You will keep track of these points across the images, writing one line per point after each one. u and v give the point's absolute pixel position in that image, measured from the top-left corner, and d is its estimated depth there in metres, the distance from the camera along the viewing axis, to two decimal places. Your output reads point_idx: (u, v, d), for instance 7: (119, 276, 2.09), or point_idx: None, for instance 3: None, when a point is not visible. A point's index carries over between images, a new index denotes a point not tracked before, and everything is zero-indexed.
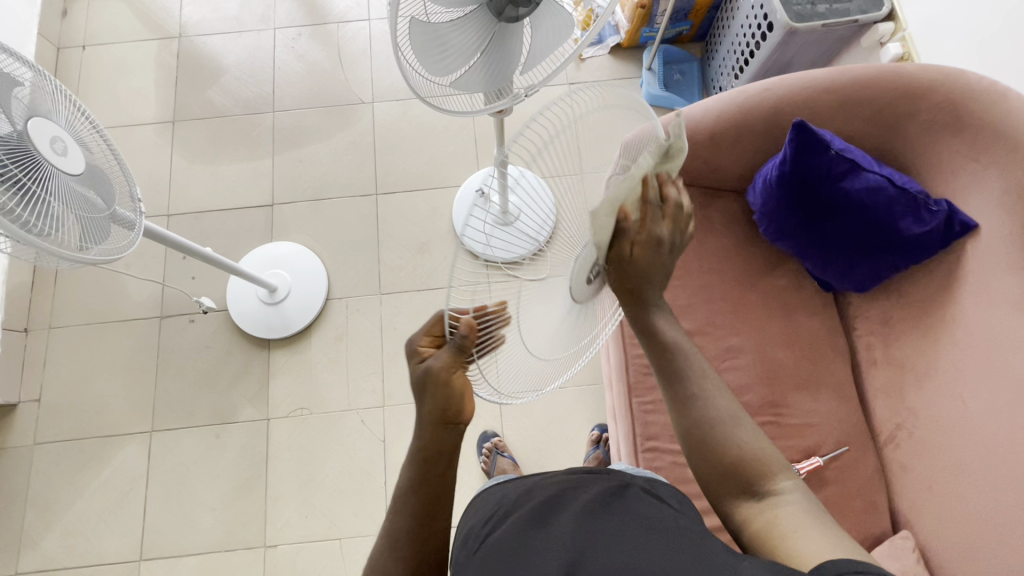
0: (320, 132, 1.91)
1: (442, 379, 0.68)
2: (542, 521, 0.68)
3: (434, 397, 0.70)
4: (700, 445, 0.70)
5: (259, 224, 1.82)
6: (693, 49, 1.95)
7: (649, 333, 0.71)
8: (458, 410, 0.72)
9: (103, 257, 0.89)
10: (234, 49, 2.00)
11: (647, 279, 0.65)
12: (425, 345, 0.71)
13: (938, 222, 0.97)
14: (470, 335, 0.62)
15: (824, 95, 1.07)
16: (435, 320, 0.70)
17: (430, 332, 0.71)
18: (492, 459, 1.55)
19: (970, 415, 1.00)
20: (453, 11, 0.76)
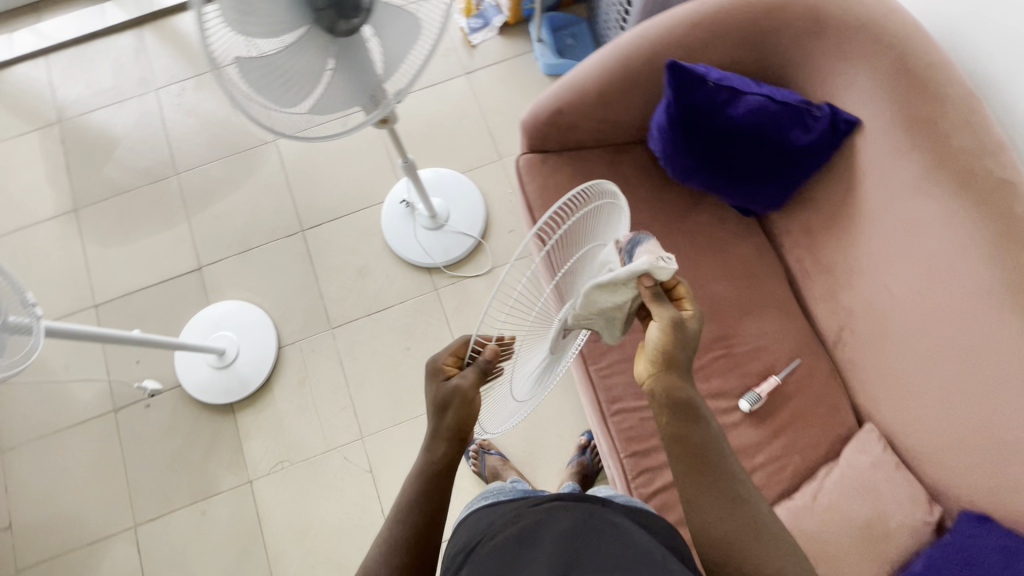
0: (230, 182, 1.85)
1: (467, 394, 0.88)
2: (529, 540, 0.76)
3: (457, 408, 0.88)
4: (723, 510, 0.77)
5: (192, 290, 1.76)
6: (579, 10, 1.94)
7: (689, 422, 0.79)
8: (468, 426, 0.91)
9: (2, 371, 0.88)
10: (120, 119, 1.92)
11: (682, 355, 0.79)
12: (450, 362, 0.91)
13: (823, 127, 0.99)
14: (494, 357, 0.88)
15: (691, 28, 1.07)
16: (461, 344, 0.92)
17: (454, 353, 0.92)
18: (481, 459, 1.55)
19: (897, 300, 1.02)
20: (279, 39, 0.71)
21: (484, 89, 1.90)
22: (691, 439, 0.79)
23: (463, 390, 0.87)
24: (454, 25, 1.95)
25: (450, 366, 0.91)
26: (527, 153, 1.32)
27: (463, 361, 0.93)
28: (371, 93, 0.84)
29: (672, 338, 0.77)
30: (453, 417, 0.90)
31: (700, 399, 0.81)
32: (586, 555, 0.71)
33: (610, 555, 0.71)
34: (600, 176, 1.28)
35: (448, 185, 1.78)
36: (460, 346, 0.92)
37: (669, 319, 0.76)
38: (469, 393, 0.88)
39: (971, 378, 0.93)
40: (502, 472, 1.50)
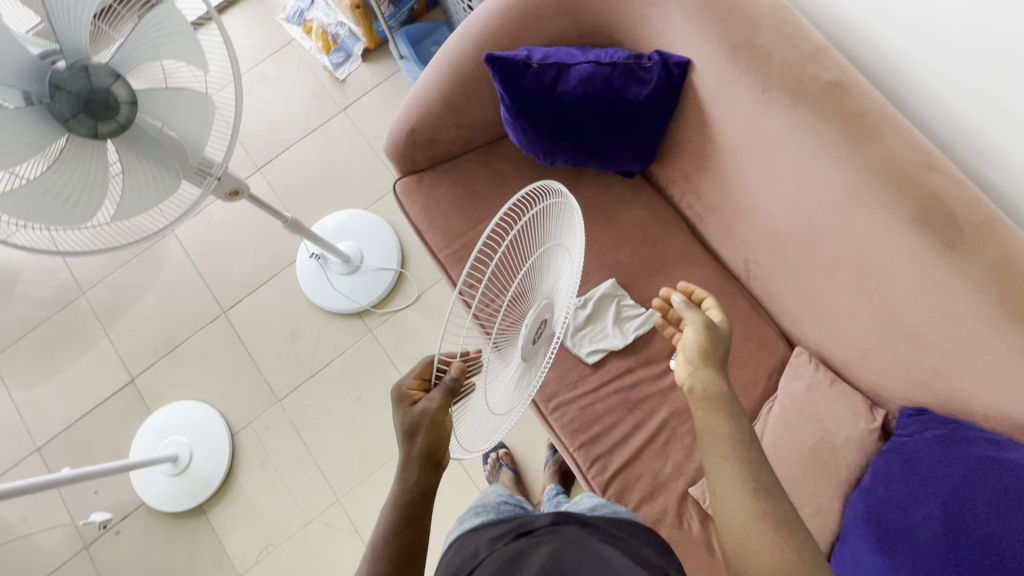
0: (139, 284, 1.80)
1: (436, 416, 0.84)
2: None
3: (426, 432, 0.84)
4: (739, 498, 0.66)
5: (130, 404, 1.71)
6: (436, 17, 1.90)
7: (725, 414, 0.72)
8: (441, 450, 0.85)
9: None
10: (12, 255, 1.86)
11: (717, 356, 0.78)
12: (415, 386, 0.90)
13: (657, 75, 0.96)
14: (461, 374, 0.85)
15: (506, 13, 1.05)
16: (425, 365, 0.91)
17: (420, 375, 0.91)
18: (497, 469, 1.48)
19: (780, 225, 0.99)
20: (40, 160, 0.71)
21: (365, 119, 1.87)
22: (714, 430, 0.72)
23: (430, 412, 0.83)
24: (317, 65, 1.92)
25: (415, 391, 0.89)
26: (402, 177, 1.28)
27: (430, 383, 0.91)
28: (196, 165, 0.81)
29: (706, 338, 0.78)
30: (424, 442, 0.84)
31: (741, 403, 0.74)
32: None
33: None
34: (477, 180, 1.25)
35: (353, 224, 1.74)
36: (425, 367, 0.91)
37: (703, 320, 0.78)
38: (437, 415, 0.84)
39: (867, 279, 0.90)
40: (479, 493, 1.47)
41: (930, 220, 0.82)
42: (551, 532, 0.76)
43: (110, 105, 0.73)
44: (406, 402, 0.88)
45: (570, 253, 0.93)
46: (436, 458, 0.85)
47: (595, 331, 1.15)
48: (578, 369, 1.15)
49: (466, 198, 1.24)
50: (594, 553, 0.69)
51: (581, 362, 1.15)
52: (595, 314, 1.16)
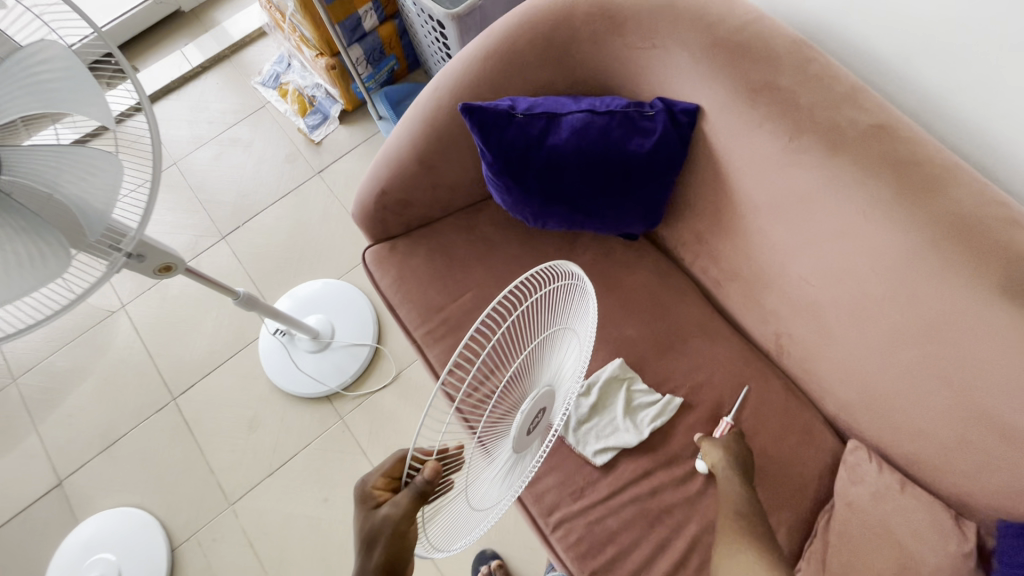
0: (80, 368, 1.58)
1: (399, 528, 0.67)
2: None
3: (386, 543, 0.68)
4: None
5: (56, 512, 1.45)
6: (418, 78, 1.82)
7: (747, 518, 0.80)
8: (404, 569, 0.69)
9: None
10: None
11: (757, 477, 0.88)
12: (382, 486, 0.74)
13: (662, 124, 0.83)
14: (436, 476, 0.66)
15: (486, 61, 0.93)
16: (394, 461, 0.75)
17: (388, 474, 0.75)
18: None
19: (821, 293, 0.83)
20: None
21: (341, 182, 1.74)
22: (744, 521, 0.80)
23: (390, 520, 0.66)
24: (292, 128, 1.81)
25: (380, 494, 0.74)
26: (372, 244, 1.12)
27: (399, 482, 0.76)
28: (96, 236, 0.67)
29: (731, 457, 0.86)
30: (384, 556, 0.69)
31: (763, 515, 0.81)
32: None
33: None
34: (458, 246, 1.09)
35: (323, 296, 1.56)
36: (394, 464, 0.75)
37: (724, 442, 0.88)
38: (399, 525, 0.67)
39: (942, 361, 0.73)
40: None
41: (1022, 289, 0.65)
42: None
43: None
44: (370, 506, 0.72)
45: (583, 339, 0.78)
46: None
47: (598, 425, 0.95)
48: (584, 473, 0.94)
49: (445, 267, 1.08)
50: None
51: (587, 464, 0.94)
52: (600, 404, 0.96)
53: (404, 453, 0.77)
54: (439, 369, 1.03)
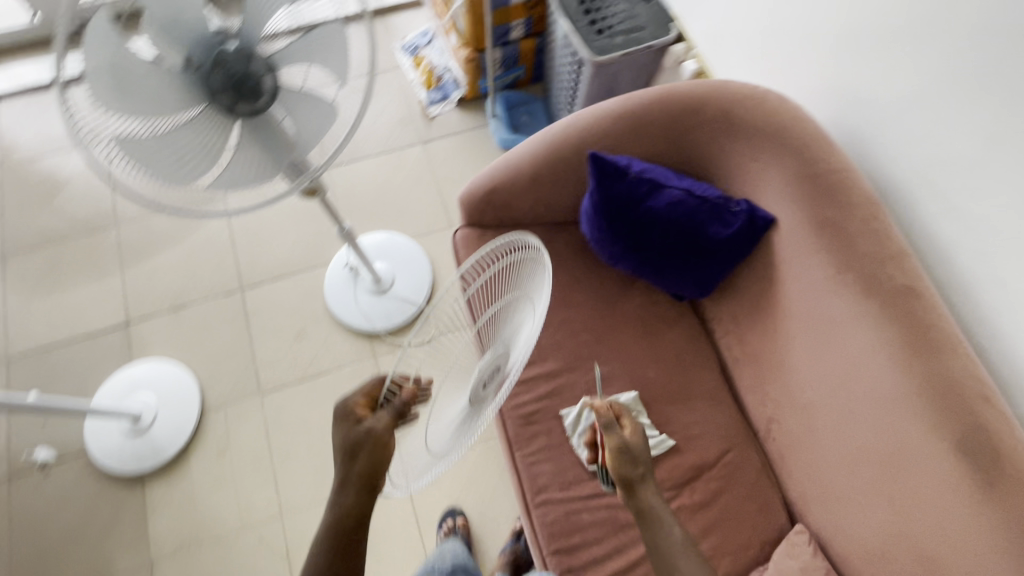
0: (172, 236, 1.80)
1: (381, 440, 0.82)
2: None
3: (368, 455, 0.83)
4: None
5: (115, 347, 1.66)
6: (535, 91, 2.02)
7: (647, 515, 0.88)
8: (380, 476, 0.85)
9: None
10: (67, 166, 1.87)
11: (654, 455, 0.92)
12: (362, 404, 0.86)
13: (741, 222, 1.01)
14: (411, 399, 0.82)
15: (618, 119, 1.10)
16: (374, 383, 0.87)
17: (367, 394, 0.87)
18: (452, 536, 1.42)
19: (818, 398, 1.00)
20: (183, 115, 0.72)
21: (440, 157, 1.93)
22: (665, 540, 0.86)
23: (377, 434, 0.82)
24: (414, 96, 2.01)
25: (361, 414, 0.85)
26: (464, 226, 1.31)
27: (376, 402, 0.87)
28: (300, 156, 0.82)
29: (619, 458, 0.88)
30: (364, 464, 0.83)
31: (660, 503, 0.89)
32: None
33: None
34: None
35: (394, 249, 1.76)
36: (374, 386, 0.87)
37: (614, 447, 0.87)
38: (383, 438, 0.82)
39: (893, 484, 0.90)
40: None
41: (972, 451, 0.81)
42: None
43: (266, 91, 0.75)
44: (351, 420, 0.85)
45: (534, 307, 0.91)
46: (371, 482, 0.85)
47: None
48: (575, 471, 1.12)
49: None
50: None
51: (580, 464, 1.12)
52: None
53: (382, 377, 0.90)
54: None
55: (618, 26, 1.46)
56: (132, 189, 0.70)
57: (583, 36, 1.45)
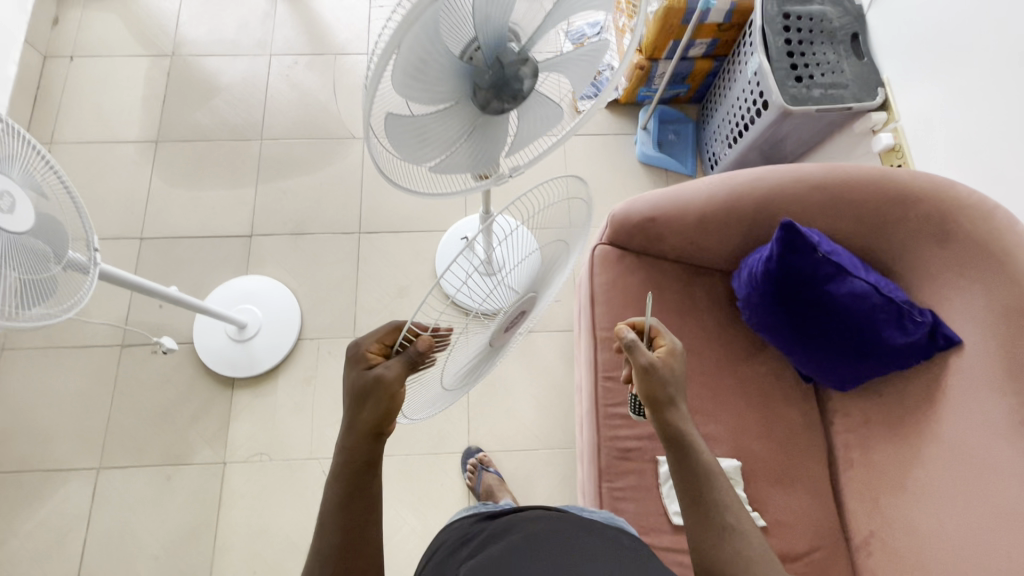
0: (308, 163, 1.85)
1: (389, 388, 0.75)
2: (513, 546, 0.70)
3: (376, 401, 0.76)
4: (705, 532, 0.77)
5: (235, 255, 1.75)
6: (689, 111, 1.94)
7: (677, 441, 0.83)
8: (389, 422, 0.77)
9: (41, 322, 0.84)
10: (230, 71, 1.95)
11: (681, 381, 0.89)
12: (374, 351, 0.80)
13: (921, 334, 0.95)
14: (426, 349, 0.76)
15: (814, 190, 1.06)
16: (389, 330, 0.82)
17: (381, 341, 0.81)
18: (477, 474, 1.50)
19: (942, 535, 0.96)
20: (444, 103, 0.67)
21: (577, 154, 1.89)
22: (699, 471, 0.81)
23: (385, 382, 0.75)
24: None
25: (373, 355, 0.80)
26: (605, 243, 1.28)
27: (390, 350, 0.82)
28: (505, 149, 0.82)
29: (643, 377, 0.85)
30: (370, 412, 0.76)
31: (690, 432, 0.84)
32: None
33: None
34: (671, 293, 1.25)
35: None
36: (389, 334, 0.81)
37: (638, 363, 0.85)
38: (391, 387, 0.75)
39: None
40: (497, 493, 1.45)
41: None
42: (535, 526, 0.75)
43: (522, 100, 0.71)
44: (360, 365, 0.79)
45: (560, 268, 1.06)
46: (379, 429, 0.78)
47: None
48: (657, 519, 1.11)
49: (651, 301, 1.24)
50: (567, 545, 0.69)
51: (663, 514, 1.11)
52: None
53: (398, 325, 0.84)
54: (599, 371, 1.21)
55: (819, 77, 1.38)
56: (372, 157, 0.66)
57: (777, 79, 1.38)
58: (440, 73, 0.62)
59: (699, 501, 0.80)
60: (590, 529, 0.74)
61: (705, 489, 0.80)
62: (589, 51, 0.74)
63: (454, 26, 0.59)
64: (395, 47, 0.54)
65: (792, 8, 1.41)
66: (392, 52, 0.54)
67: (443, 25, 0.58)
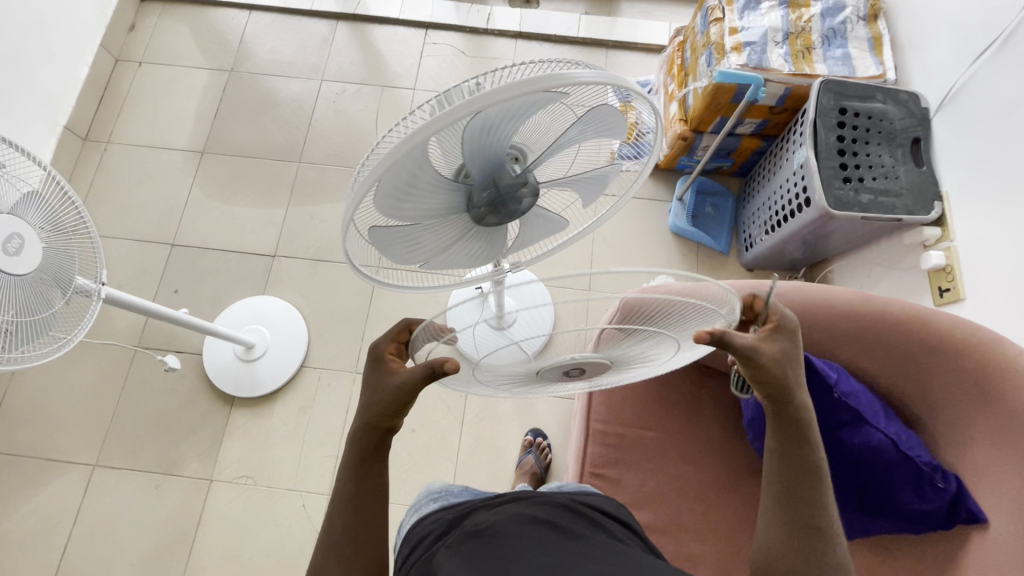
0: (339, 191, 1.87)
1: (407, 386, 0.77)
2: (462, 538, 0.74)
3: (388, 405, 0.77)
4: (779, 538, 0.74)
5: (256, 273, 1.78)
6: (732, 184, 1.87)
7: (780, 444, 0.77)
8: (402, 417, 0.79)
9: (25, 363, 0.86)
10: (281, 91, 2.01)
11: (797, 365, 0.78)
12: (391, 349, 0.82)
13: (940, 505, 0.85)
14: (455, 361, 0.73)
15: (842, 319, 0.97)
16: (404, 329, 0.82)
17: (397, 339, 0.82)
18: None
19: None
20: (437, 217, 0.66)
21: None
22: (796, 467, 0.76)
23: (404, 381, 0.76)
24: None
25: (388, 353, 0.82)
26: None
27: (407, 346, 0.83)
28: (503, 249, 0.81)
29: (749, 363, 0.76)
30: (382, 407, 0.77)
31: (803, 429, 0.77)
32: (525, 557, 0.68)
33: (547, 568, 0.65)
34: (676, 393, 1.18)
35: None
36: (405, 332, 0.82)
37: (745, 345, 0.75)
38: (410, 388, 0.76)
39: None
40: None
41: None
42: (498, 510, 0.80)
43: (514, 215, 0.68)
44: (381, 363, 0.80)
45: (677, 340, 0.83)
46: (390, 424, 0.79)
47: None
48: None
49: (652, 398, 1.18)
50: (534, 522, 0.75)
51: None
52: None
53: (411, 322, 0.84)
54: (586, 465, 1.15)
55: (869, 182, 1.29)
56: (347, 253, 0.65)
57: (823, 178, 1.29)
58: (430, 196, 0.61)
59: (784, 501, 0.75)
60: (553, 506, 0.80)
61: (795, 484, 0.75)
62: (595, 174, 0.74)
63: (448, 153, 0.57)
64: (377, 178, 0.54)
65: (850, 103, 1.33)
66: (372, 183, 0.54)
67: (434, 153, 0.56)
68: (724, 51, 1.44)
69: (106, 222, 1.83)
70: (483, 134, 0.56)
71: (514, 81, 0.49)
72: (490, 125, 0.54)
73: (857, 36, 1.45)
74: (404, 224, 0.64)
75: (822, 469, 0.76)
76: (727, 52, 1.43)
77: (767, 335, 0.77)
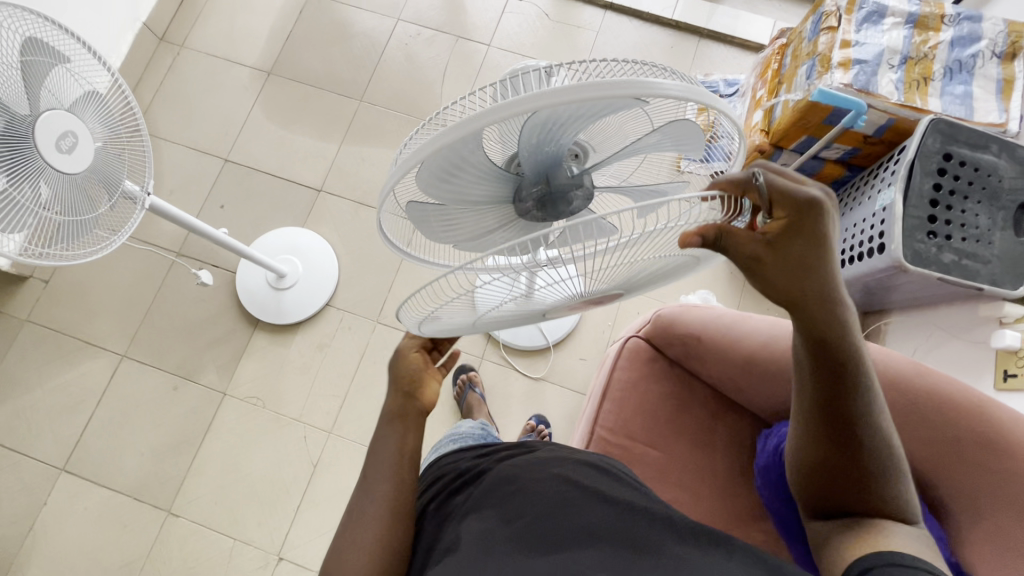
0: (395, 137, 1.84)
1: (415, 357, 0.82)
2: (480, 495, 0.75)
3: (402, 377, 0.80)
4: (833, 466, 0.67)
5: (300, 205, 1.79)
6: None
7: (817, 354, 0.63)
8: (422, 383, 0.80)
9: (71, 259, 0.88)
10: (355, 24, 1.96)
11: (819, 249, 0.56)
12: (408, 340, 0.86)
13: None
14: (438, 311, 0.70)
15: (887, 386, 0.90)
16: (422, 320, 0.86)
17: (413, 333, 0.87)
18: None
19: None
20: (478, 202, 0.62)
21: None
22: (838, 384, 0.64)
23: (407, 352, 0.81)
24: None
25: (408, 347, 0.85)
26: (641, 335, 1.19)
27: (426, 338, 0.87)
28: None
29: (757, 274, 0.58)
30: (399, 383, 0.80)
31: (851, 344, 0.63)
32: (539, 523, 0.68)
33: (558, 541, 0.65)
34: (690, 420, 1.13)
35: None
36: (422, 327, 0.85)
37: (744, 253, 0.56)
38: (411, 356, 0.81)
39: None
40: None
41: None
42: (519, 464, 0.79)
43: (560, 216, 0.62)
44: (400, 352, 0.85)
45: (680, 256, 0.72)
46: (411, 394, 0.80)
47: None
48: None
49: (665, 419, 1.13)
50: (551, 480, 0.75)
51: None
52: None
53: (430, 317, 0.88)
54: None
55: (956, 240, 1.17)
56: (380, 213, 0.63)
57: (905, 228, 1.18)
58: (475, 179, 0.57)
59: (838, 417, 0.65)
60: (574, 466, 0.79)
61: (836, 398, 0.64)
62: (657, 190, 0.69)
63: (505, 135, 0.53)
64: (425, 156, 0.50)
65: (958, 150, 1.19)
66: (419, 161, 0.51)
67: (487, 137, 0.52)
68: (829, 65, 1.31)
69: (167, 126, 1.86)
70: (541, 125, 0.51)
71: (589, 83, 0.44)
72: (556, 119, 0.49)
73: (986, 74, 1.28)
74: (440, 202, 0.61)
75: (859, 378, 0.64)
76: (833, 66, 1.30)
77: (776, 234, 0.56)
